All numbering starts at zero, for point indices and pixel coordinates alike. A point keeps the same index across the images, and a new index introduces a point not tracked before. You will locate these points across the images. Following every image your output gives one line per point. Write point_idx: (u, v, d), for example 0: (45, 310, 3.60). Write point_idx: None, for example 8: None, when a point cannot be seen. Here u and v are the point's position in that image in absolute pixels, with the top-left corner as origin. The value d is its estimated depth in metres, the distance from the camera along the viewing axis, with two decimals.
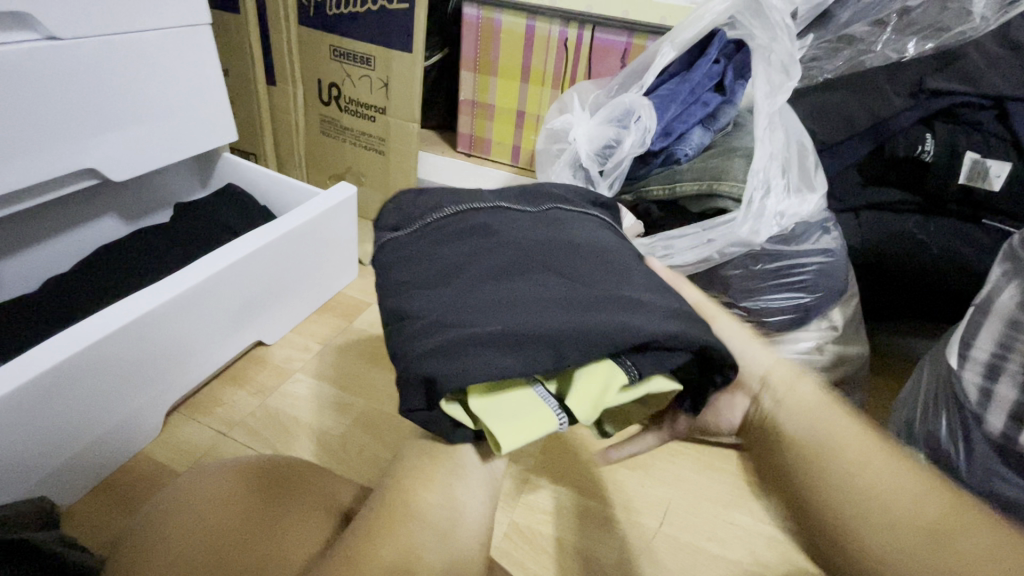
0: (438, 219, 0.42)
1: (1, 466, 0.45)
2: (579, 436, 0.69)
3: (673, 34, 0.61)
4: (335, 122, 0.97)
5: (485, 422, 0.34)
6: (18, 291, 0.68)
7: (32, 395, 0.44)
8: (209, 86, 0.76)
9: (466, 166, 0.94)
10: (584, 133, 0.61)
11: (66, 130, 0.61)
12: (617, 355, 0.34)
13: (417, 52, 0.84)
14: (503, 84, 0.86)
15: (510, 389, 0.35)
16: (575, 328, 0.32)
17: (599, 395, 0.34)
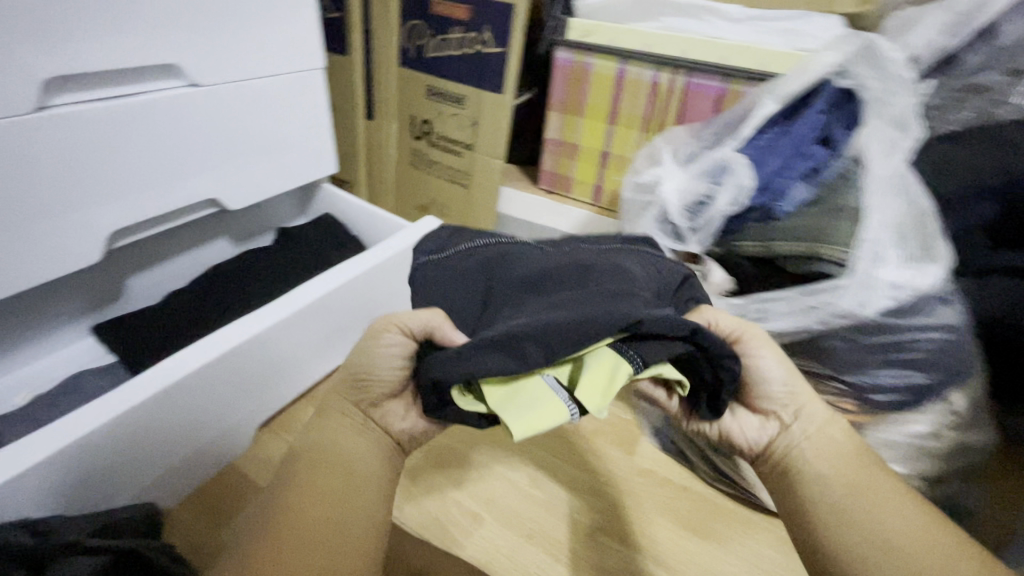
0: (464, 248, 0.49)
1: (121, 468, 0.50)
2: (646, 499, 0.67)
3: (776, 86, 0.59)
4: (423, 155, 1.02)
5: (502, 414, 0.37)
6: (143, 303, 0.76)
7: (149, 412, 0.49)
8: (316, 124, 0.82)
9: (546, 204, 0.95)
10: (674, 186, 0.60)
11: (196, 164, 0.68)
12: (618, 347, 0.39)
13: (506, 92, 0.86)
14: (590, 125, 0.86)
15: (523, 384, 0.38)
16: (568, 325, 0.37)
17: (607, 385, 0.38)
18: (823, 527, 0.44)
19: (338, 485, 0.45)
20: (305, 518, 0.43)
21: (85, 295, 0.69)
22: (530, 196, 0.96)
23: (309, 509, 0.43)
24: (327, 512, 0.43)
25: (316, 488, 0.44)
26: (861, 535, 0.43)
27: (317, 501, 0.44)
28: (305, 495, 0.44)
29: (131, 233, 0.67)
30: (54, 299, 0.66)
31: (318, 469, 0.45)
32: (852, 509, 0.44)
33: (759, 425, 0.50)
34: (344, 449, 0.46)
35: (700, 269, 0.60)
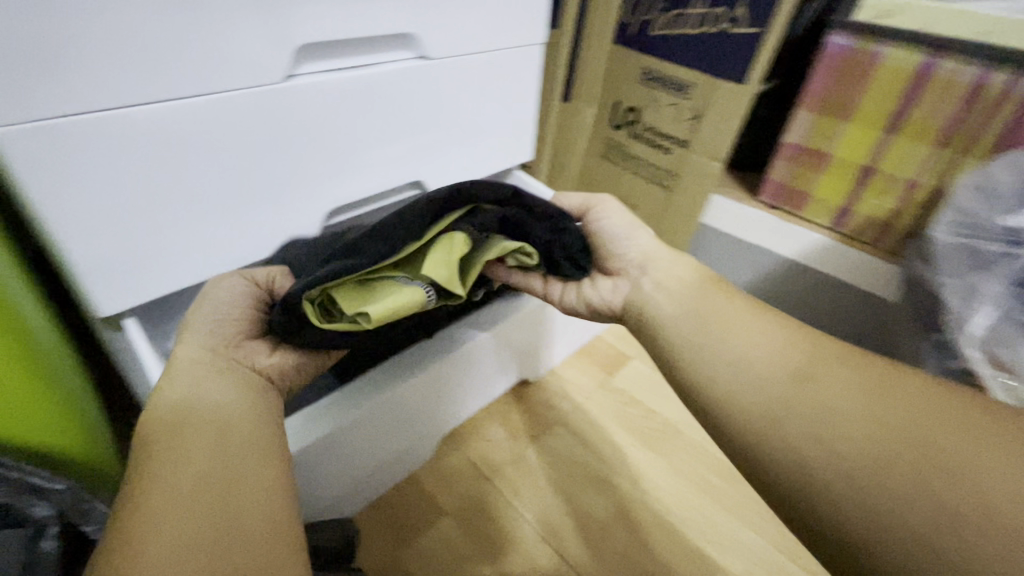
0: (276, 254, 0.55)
1: (325, 478, 0.47)
2: None
3: None
4: (621, 148, 0.90)
5: (358, 307, 0.39)
6: None
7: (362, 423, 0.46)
8: (524, 105, 0.74)
9: (770, 221, 0.79)
10: None
11: (408, 144, 0.63)
12: (453, 225, 0.43)
13: (752, 84, 0.71)
14: (855, 131, 0.68)
15: (370, 283, 0.41)
16: (385, 220, 0.41)
17: (446, 257, 0.41)
18: (796, 481, 0.34)
19: (205, 441, 0.33)
20: (169, 489, 0.30)
21: None
22: (747, 208, 0.81)
23: (176, 481, 0.31)
24: (194, 470, 0.31)
25: (183, 449, 0.32)
26: (837, 461, 0.32)
27: (191, 463, 0.32)
28: (166, 461, 0.32)
29: (341, 211, 0.64)
30: None
31: (174, 430, 0.33)
32: (798, 443, 0.34)
33: (609, 285, 0.50)
34: (192, 397, 0.36)
35: None
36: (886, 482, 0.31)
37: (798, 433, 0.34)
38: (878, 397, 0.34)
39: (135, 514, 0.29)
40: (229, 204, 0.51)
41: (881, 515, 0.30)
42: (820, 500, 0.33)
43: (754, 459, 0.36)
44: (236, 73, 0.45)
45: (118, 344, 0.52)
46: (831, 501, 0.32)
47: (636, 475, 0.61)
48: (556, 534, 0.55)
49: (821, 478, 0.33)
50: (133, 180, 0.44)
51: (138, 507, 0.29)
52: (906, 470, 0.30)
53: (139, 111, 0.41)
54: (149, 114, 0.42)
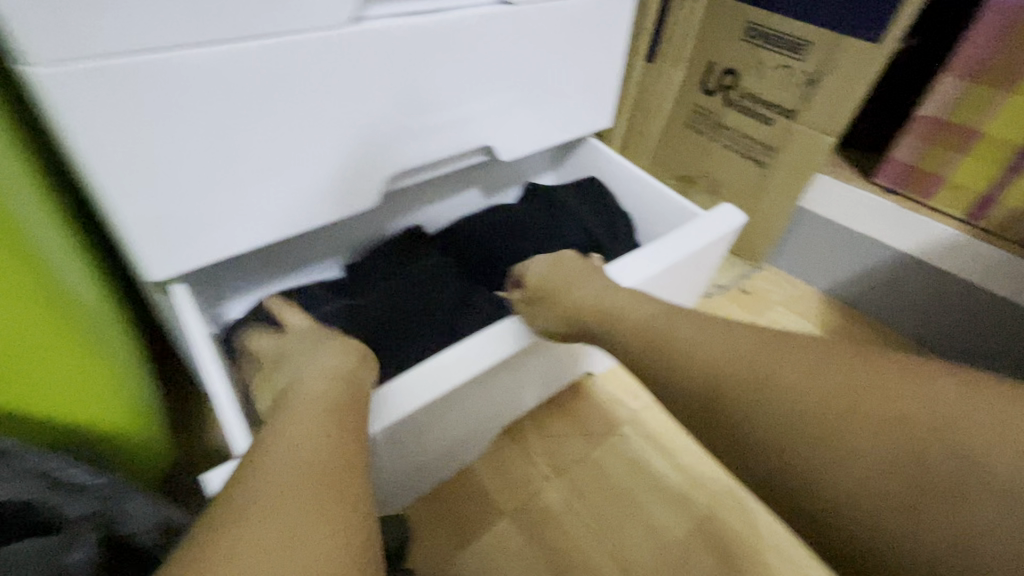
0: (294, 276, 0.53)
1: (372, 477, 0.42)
2: None
3: None
4: (710, 117, 0.80)
5: None
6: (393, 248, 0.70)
7: (443, 404, 0.41)
8: (610, 64, 0.65)
9: (887, 208, 0.68)
10: None
11: (478, 104, 0.56)
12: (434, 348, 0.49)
13: (891, 44, 0.59)
14: (1019, 104, 0.55)
15: None
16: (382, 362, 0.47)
17: None
18: (743, 420, 0.32)
19: (317, 470, 0.29)
20: (273, 531, 0.26)
21: (344, 233, 0.63)
22: (861, 191, 0.69)
23: (287, 519, 0.26)
24: (303, 511, 0.27)
25: (294, 479, 0.28)
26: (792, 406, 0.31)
27: (303, 501, 0.27)
28: (275, 491, 0.27)
29: (403, 177, 0.58)
30: (316, 236, 0.61)
31: (288, 448, 0.30)
32: (774, 415, 0.31)
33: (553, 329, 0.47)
34: (304, 411, 0.33)
35: None
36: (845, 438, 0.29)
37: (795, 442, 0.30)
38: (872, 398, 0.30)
39: (236, 552, 0.24)
40: (287, 164, 0.47)
41: (837, 479, 0.29)
42: (769, 438, 0.31)
43: (735, 434, 0.32)
44: (299, 11, 0.39)
45: (170, 307, 0.49)
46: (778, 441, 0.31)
47: (714, 486, 0.55)
48: (625, 545, 0.50)
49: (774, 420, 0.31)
50: (180, 138, 0.39)
51: (241, 546, 0.25)
52: (868, 436, 0.29)
53: (195, 52, 0.37)
54: (205, 56, 0.37)
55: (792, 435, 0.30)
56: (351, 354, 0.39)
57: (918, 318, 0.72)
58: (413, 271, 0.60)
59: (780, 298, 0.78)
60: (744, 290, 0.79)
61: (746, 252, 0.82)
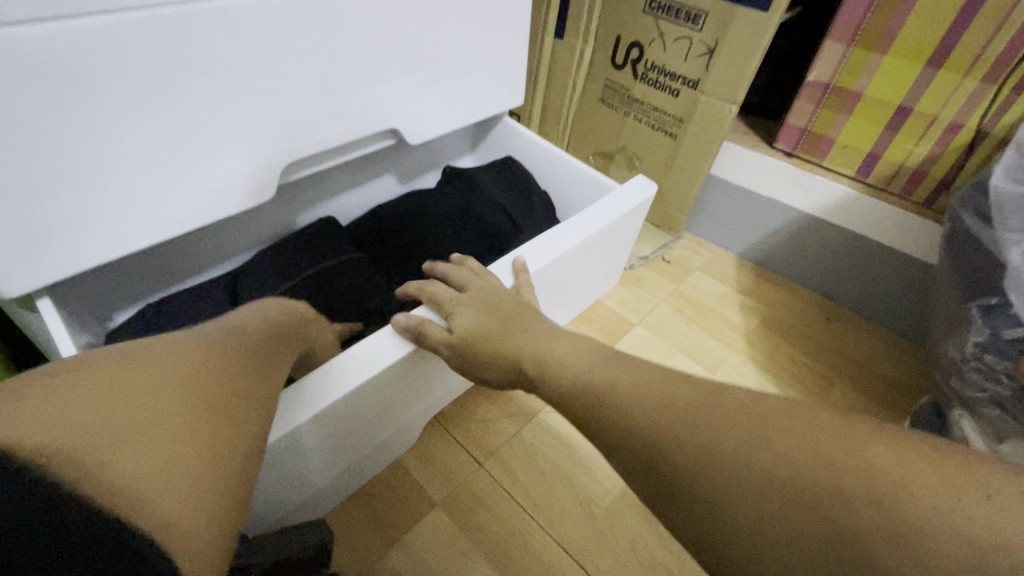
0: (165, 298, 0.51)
1: (286, 487, 0.40)
2: None
3: None
4: (620, 91, 0.81)
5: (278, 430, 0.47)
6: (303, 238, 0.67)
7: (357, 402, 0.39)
8: (514, 40, 0.64)
9: (787, 170, 0.72)
10: None
11: (377, 85, 0.54)
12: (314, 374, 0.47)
13: (776, 12, 0.62)
14: (893, 67, 0.60)
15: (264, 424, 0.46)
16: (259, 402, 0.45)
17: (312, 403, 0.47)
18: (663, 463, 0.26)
19: (215, 379, 0.26)
20: (145, 411, 0.22)
21: (243, 230, 0.59)
22: (764, 155, 0.73)
23: (164, 403, 0.23)
24: (183, 405, 0.23)
25: (185, 373, 0.25)
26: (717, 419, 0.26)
27: (191, 399, 0.24)
28: (158, 376, 0.24)
29: (301, 165, 0.55)
30: (213, 234, 0.57)
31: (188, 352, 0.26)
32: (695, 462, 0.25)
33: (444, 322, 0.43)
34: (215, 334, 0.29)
35: None
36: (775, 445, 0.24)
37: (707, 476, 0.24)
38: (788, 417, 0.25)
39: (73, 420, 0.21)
40: (176, 154, 0.43)
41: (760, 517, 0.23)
42: (684, 463, 0.25)
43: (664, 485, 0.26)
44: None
45: (40, 327, 0.44)
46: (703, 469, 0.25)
47: None
48: (557, 519, 0.50)
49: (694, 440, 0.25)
50: (21, 132, 0.34)
51: (84, 410, 0.21)
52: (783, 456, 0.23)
53: (44, 30, 0.33)
54: (59, 33, 0.33)
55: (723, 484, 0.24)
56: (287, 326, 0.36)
57: (822, 275, 0.76)
58: (322, 264, 0.57)
59: (699, 265, 0.81)
60: (665, 259, 0.81)
61: (664, 223, 0.84)
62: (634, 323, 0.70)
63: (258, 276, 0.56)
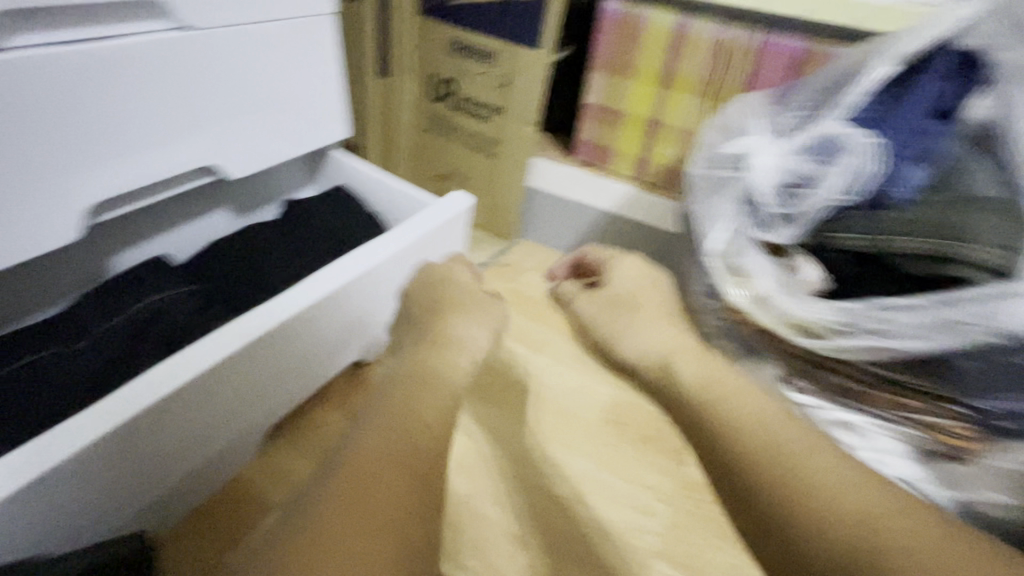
0: None
1: (103, 497, 0.45)
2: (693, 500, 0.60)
3: (893, 47, 0.50)
4: (444, 120, 0.92)
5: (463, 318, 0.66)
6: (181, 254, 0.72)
7: (180, 400, 0.46)
8: (327, 80, 0.72)
9: (582, 177, 0.86)
10: (768, 162, 0.51)
11: (186, 127, 0.58)
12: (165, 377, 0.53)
13: (544, 49, 0.76)
14: (638, 89, 0.76)
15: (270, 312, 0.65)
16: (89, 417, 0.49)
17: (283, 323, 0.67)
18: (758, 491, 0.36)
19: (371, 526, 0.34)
20: None
21: (59, 276, 0.61)
22: (569, 167, 0.86)
23: None
24: None
25: None
26: (777, 445, 0.37)
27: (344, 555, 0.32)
28: None
29: (112, 205, 0.57)
30: (27, 282, 0.59)
31: (353, 502, 0.34)
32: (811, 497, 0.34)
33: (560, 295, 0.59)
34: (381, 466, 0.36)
35: (786, 265, 0.49)
36: (819, 466, 0.35)
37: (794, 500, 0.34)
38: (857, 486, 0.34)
39: None
40: None
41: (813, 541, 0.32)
42: None
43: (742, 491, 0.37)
44: None
45: None
46: (759, 477, 0.36)
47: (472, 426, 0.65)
48: None
49: (761, 441, 0.37)
50: None
51: None
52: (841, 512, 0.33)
53: None
54: None
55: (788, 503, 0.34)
56: (444, 415, 0.41)
57: None
58: (150, 301, 0.58)
59: (531, 265, 0.92)
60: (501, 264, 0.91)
61: (499, 232, 0.95)
62: None
63: (84, 317, 0.57)
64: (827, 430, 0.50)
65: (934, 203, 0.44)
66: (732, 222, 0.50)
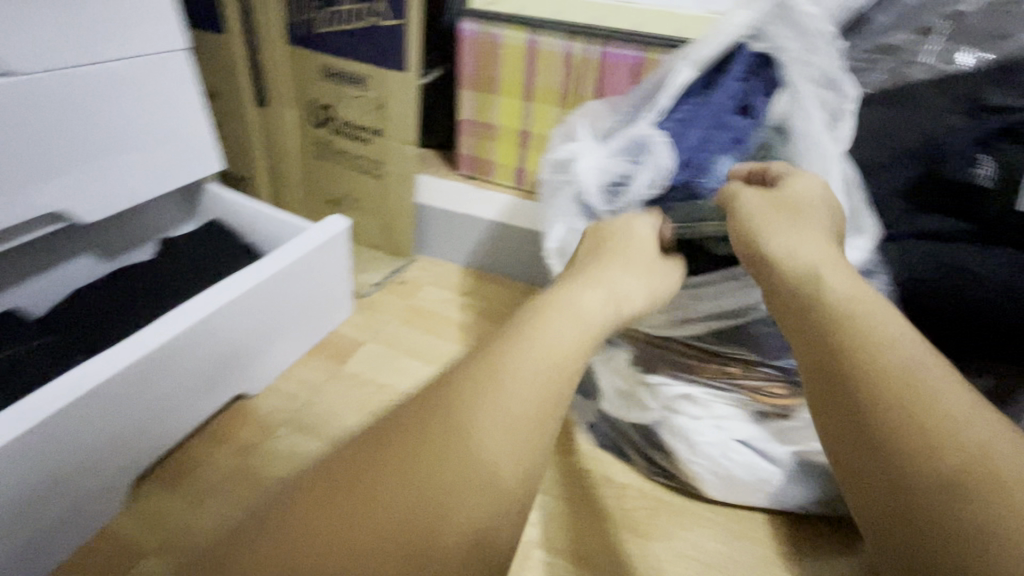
0: None
1: None
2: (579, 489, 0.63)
3: (691, 50, 0.55)
4: (328, 145, 0.92)
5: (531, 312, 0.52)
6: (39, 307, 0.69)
7: (70, 418, 0.48)
8: (189, 115, 0.71)
9: (468, 190, 0.89)
10: (592, 165, 0.55)
11: (21, 173, 0.56)
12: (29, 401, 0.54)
13: (410, 71, 0.79)
14: (504, 102, 0.80)
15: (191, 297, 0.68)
16: None
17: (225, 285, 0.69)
18: (879, 402, 0.32)
19: (398, 524, 0.28)
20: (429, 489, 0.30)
21: None
22: (451, 181, 0.90)
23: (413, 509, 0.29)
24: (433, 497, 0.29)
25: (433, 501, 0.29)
26: (910, 378, 0.32)
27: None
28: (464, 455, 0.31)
29: None
30: None
31: (409, 484, 0.30)
32: (898, 412, 0.31)
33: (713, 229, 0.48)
34: (445, 460, 0.30)
35: None
36: (950, 407, 0.30)
37: (903, 413, 0.31)
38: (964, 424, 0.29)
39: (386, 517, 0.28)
40: None
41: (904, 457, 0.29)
42: None
43: (851, 394, 0.33)
44: None
45: None
46: (874, 395, 0.32)
47: None
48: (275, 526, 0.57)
49: (896, 388, 0.32)
50: None
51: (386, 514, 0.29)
52: (965, 443, 0.28)
53: None
54: None
55: (895, 408, 0.31)
56: (548, 388, 0.35)
57: (520, 273, 0.91)
58: None
59: (429, 279, 0.93)
60: (399, 282, 0.92)
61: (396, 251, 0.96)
62: (367, 340, 0.80)
63: None
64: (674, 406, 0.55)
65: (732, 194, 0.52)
66: (569, 220, 0.56)
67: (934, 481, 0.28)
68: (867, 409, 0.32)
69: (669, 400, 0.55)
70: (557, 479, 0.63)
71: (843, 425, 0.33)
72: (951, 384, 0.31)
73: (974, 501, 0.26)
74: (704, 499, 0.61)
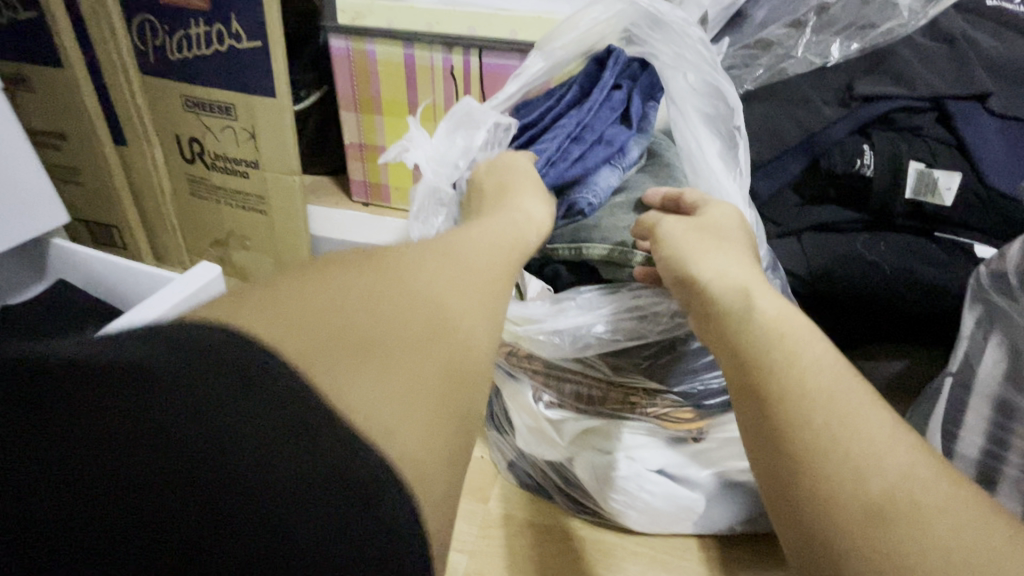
0: None
1: None
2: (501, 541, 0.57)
3: (544, 41, 0.53)
4: (203, 181, 0.83)
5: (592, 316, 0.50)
6: None
7: None
8: (15, 165, 0.61)
9: (364, 218, 0.82)
10: (423, 155, 0.51)
11: None
12: None
13: (282, 96, 0.71)
14: (390, 122, 0.74)
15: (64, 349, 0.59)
16: None
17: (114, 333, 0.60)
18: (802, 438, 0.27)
19: (415, 306, 0.26)
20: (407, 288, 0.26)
21: None
22: (343, 211, 0.83)
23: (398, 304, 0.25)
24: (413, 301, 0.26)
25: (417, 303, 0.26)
26: (834, 406, 0.27)
27: (220, 379, 0.18)
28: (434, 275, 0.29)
29: None
30: None
31: (381, 277, 0.26)
32: (828, 455, 0.26)
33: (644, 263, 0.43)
34: (445, 275, 0.29)
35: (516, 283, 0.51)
36: (870, 437, 0.26)
37: (827, 451, 0.26)
38: (886, 461, 0.26)
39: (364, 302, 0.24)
40: None
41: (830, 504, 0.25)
42: None
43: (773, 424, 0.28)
44: None
45: None
46: (795, 421, 0.27)
47: None
48: None
49: (823, 419, 0.27)
50: None
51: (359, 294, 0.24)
52: (886, 489, 0.25)
53: None
54: None
55: (817, 445, 0.26)
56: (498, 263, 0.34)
57: None
58: None
59: None
60: None
61: None
62: None
63: None
64: (579, 439, 0.52)
65: (621, 209, 0.49)
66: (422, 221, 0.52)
67: (855, 510, 0.25)
68: (790, 444, 0.27)
69: (575, 434, 0.52)
70: (474, 532, 0.57)
71: (765, 458, 0.29)
72: (875, 415, 0.27)
73: (894, 537, 0.24)
74: (633, 532, 0.56)
